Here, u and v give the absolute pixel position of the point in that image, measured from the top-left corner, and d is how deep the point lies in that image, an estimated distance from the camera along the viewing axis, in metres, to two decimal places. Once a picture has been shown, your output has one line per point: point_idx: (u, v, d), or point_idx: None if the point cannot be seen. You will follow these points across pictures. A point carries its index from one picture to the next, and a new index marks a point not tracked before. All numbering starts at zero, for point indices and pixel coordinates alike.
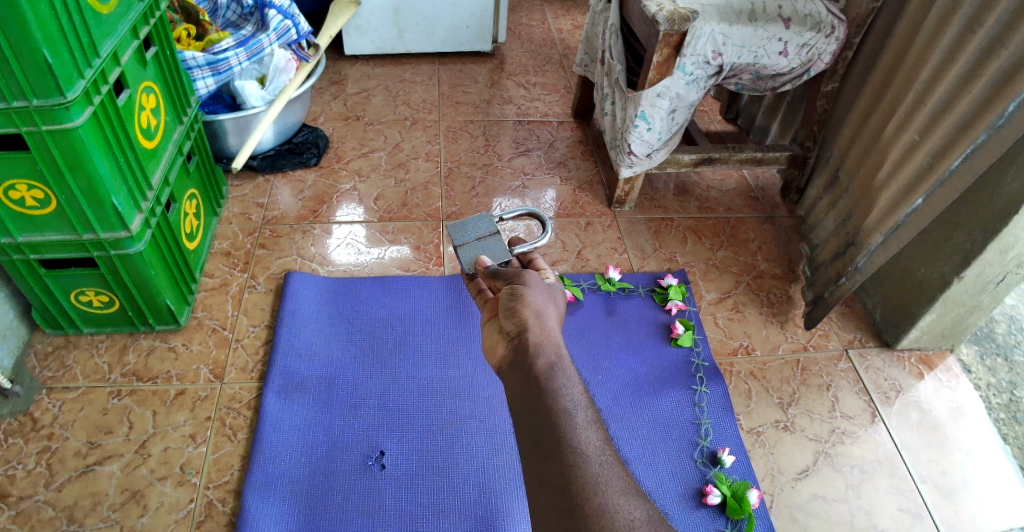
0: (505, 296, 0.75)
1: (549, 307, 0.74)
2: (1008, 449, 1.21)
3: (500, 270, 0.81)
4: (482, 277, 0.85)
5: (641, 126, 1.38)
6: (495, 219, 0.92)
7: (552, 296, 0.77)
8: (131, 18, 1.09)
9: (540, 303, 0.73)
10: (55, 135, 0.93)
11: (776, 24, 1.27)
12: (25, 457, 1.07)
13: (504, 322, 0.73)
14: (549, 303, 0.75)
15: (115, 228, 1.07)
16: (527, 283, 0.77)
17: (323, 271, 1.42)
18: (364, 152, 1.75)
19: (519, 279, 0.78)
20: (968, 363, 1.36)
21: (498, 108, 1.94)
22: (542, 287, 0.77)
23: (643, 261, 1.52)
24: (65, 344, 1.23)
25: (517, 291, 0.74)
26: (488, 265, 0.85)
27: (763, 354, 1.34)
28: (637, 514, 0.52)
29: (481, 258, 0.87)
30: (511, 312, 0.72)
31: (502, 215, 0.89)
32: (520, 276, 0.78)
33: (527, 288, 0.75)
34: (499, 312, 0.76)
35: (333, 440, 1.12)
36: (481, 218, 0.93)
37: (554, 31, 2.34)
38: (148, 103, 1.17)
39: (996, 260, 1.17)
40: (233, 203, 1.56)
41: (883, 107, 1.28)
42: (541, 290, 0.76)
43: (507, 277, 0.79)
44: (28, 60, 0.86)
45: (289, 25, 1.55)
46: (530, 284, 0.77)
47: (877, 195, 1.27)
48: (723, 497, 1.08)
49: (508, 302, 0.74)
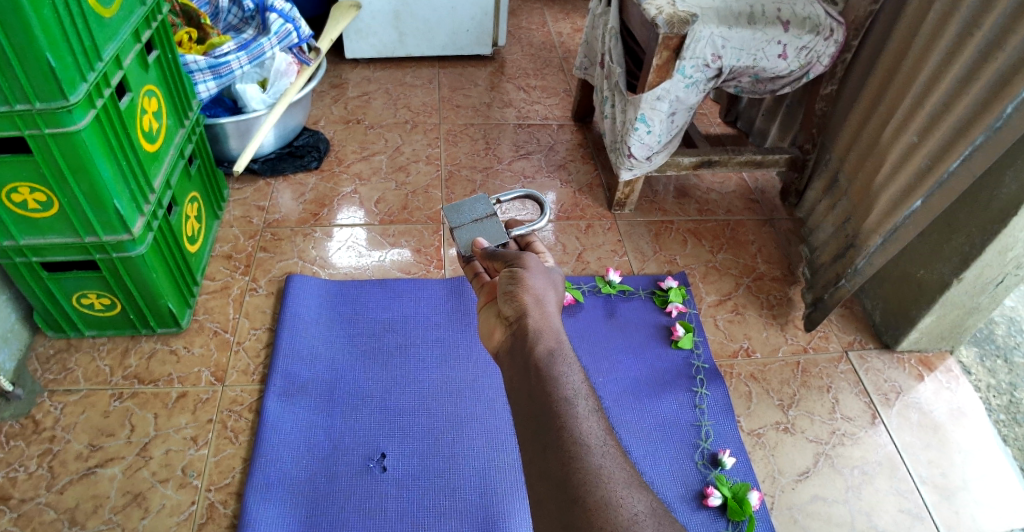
0: (504, 279, 0.75)
1: (549, 292, 0.74)
2: (1008, 449, 1.21)
3: (497, 252, 0.82)
4: (479, 258, 0.86)
5: (641, 128, 1.38)
6: (491, 201, 0.93)
7: (553, 280, 0.78)
8: (132, 22, 1.10)
9: (540, 288, 0.73)
10: (57, 139, 0.94)
11: (775, 27, 1.27)
12: (27, 460, 1.08)
13: (504, 307, 0.73)
14: (550, 288, 0.75)
15: (118, 231, 1.07)
16: (526, 266, 0.77)
17: (324, 274, 1.42)
18: (364, 155, 1.75)
19: (519, 262, 0.78)
20: (967, 365, 1.36)
21: (498, 111, 1.95)
22: (542, 271, 0.77)
23: (643, 263, 1.52)
24: (67, 347, 1.24)
25: (517, 274, 0.75)
26: (485, 246, 0.85)
27: (763, 356, 1.34)
28: (639, 508, 0.52)
29: (478, 239, 0.88)
30: (511, 296, 0.73)
31: (499, 197, 0.90)
32: (520, 258, 0.78)
33: (528, 271, 0.76)
34: (498, 296, 0.77)
35: (334, 442, 1.12)
36: (477, 199, 0.94)
37: (554, 34, 2.35)
38: (149, 106, 1.17)
39: (996, 261, 1.17)
40: (234, 206, 1.57)
41: (882, 109, 1.28)
42: (541, 273, 0.76)
43: (507, 259, 0.80)
44: (32, 65, 0.86)
45: (289, 29, 1.56)
46: (530, 267, 0.77)
47: (877, 197, 1.28)
48: (723, 498, 1.08)
49: (508, 285, 0.74)
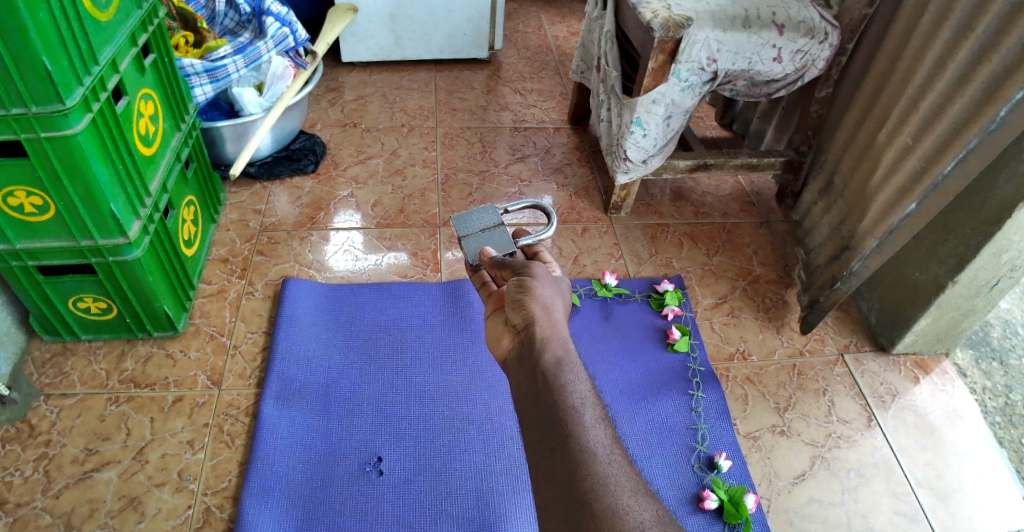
0: (513, 288, 0.76)
1: (557, 301, 0.75)
2: (1003, 450, 1.22)
3: (505, 260, 0.82)
4: (488, 267, 0.85)
5: (637, 132, 1.39)
6: (499, 210, 0.92)
7: (559, 288, 0.78)
8: (129, 25, 1.10)
9: (547, 297, 0.74)
10: (54, 142, 0.94)
11: (770, 30, 1.28)
12: (23, 464, 1.07)
13: (511, 314, 0.73)
14: (557, 296, 0.76)
15: (113, 234, 1.07)
16: (534, 275, 0.78)
17: (321, 277, 1.42)
18: (361, 159, 1.76)
19: (527, 271, 0.78)
20: (963, 367, 1.37)
21: (495, 114, 1.95)
22: (550, 280, 0.78)
23: (640, 266, 1.53)
24: (63, 351, 1.23)
25: (525, 283, 0.76)
26: (492, 255, 0.85)
27: (760, 359, 1.35)
28: (646, 515, 0.53)
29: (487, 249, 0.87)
30: (518, 305, 0.73)
31: (508, 207, 0.89)
32: (528, 268, 0.79)
33: (535, 280, 0.76)
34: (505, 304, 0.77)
35: (331, 446, 1.12)
36: (485, 208, 0.93)
37: (551, 37, 2.36)
38: (146, 109, 1.17)
39: (991, 263, 1.17)
40: (231, 210, 1.57)
41: (876, 113, 1.29)
42: (549, 282, 0.78)
43: (514, 268, 0.80)
44: (27, 68, 0.86)
45: (286, 32, 1.56)
46: (537, 276, 0.78)
47: (872, 199, 1.28)
48: (720, 501, 1.08)
49: (516, 294, 0.75)
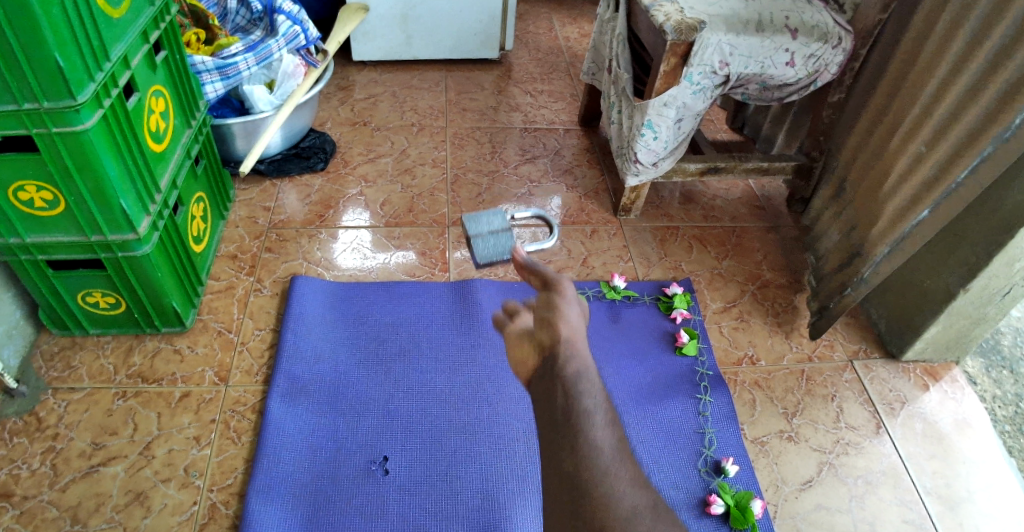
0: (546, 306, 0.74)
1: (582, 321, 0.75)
2: (1012, 460, 1.21)
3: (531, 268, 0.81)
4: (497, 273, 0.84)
5: (647, 134, 1.38)
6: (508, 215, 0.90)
7: (579, 307, 0.79)
8: (140, 23, 1.11)
9: (574, 316, 0.74)
10: (65, 138, 0.94)
11: (783, 34, 1.27)
12: (30, 457, 1.08)
13: (539, 333, 0.71)
14: (580, 315, 0.76)
15: (123, 230, 1.08)
16: (563, 293, 0.77)
17: (329, 275, 1.42)
18: (371, 157, 1.76)
19: (556, 287, 0.78)
20: (973, 375, 1.36)
21: (505, 115, 1.95)
22: (573, 299, 0.78)
23: (648, 269, 1.52)
24: (71, 345, 1.24)
25: (559, 302, 0.74)
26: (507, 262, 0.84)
27: (768, 364, 1.34)
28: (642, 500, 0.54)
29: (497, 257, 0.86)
30: (548, 323, 0.72)
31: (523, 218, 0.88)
32: (556, 285, 0.78)
33: (567, 299, 0.75)
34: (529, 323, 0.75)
35: (337, 445, 1.12)
36: (494, 210, 0.90)
37: (561, 39, 2.36)
38: (157, 106, 1.18)
39: (1003, 271, 1.16)
40: (240, 207, 1.57)
41: (889, 118, 1.28)
42: (573, 302, 0.78)
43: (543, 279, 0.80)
44: (38, 65, 0.87)
45: (298, 30, 1.56)
46: (566, 295, 0.77)
47: (884, 205, 1.27)
48: (726, 506, 1.08)
49: (545, 311, 0.73)
